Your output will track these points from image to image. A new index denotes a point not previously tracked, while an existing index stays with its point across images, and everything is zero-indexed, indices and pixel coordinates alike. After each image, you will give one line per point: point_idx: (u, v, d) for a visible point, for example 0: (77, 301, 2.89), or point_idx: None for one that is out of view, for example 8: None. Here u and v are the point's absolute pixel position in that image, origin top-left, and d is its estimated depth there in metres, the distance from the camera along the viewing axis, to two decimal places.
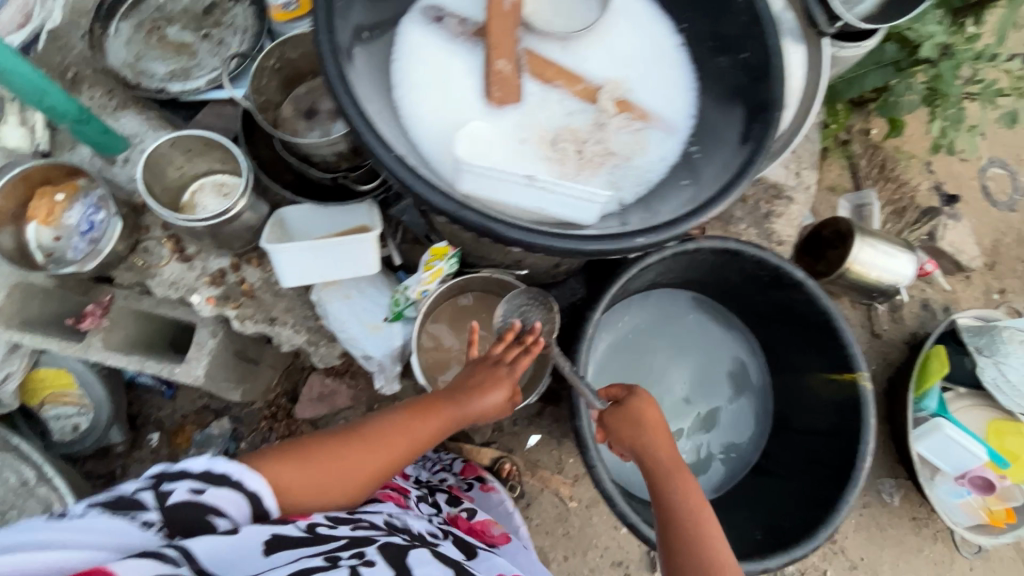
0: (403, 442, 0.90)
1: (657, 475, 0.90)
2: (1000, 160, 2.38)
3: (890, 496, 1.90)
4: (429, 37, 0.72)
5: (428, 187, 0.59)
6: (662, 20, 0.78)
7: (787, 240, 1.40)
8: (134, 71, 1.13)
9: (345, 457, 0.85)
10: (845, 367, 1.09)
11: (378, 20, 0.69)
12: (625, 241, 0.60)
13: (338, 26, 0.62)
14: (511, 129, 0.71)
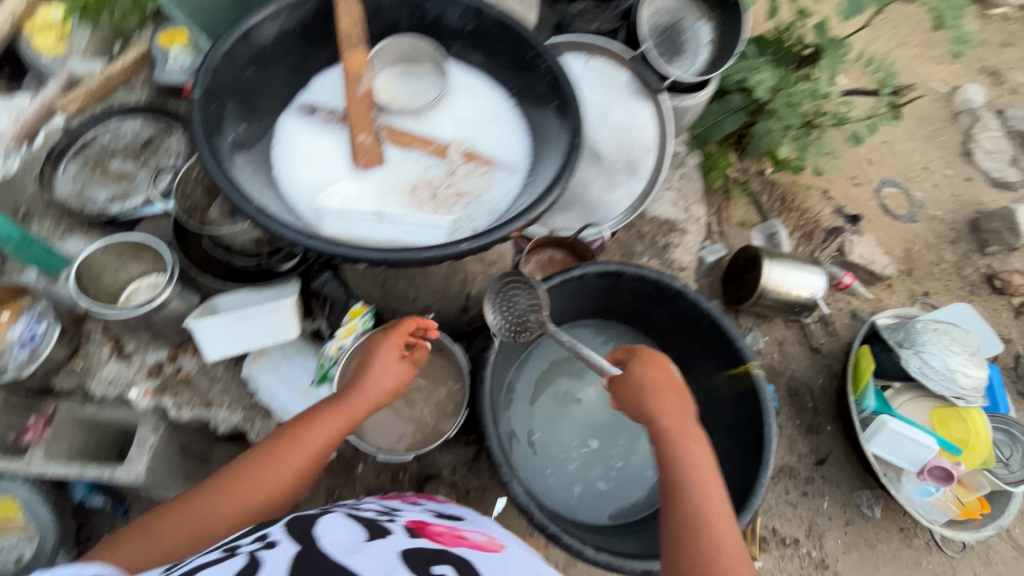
0: (285, 453, 0.90)
1: (691, 459, 0.85)
2: (889, 182, 2.68)
3: (870, 508, 1.89)
4: (304, 127, 0.89)
5: (291, 232, 0.72)
6: (499, 87, 0.95)
7: (687, 266, 1.56)
8: (79, 200, 1.30)
9: (231, 495, 0.86)
10: (738, 361, 1.13)
11: (254, 111, 0.86)
12: (450, 249, 0.73)
13: (214, 133, 0.77)
14: (375, 185, 0.85)
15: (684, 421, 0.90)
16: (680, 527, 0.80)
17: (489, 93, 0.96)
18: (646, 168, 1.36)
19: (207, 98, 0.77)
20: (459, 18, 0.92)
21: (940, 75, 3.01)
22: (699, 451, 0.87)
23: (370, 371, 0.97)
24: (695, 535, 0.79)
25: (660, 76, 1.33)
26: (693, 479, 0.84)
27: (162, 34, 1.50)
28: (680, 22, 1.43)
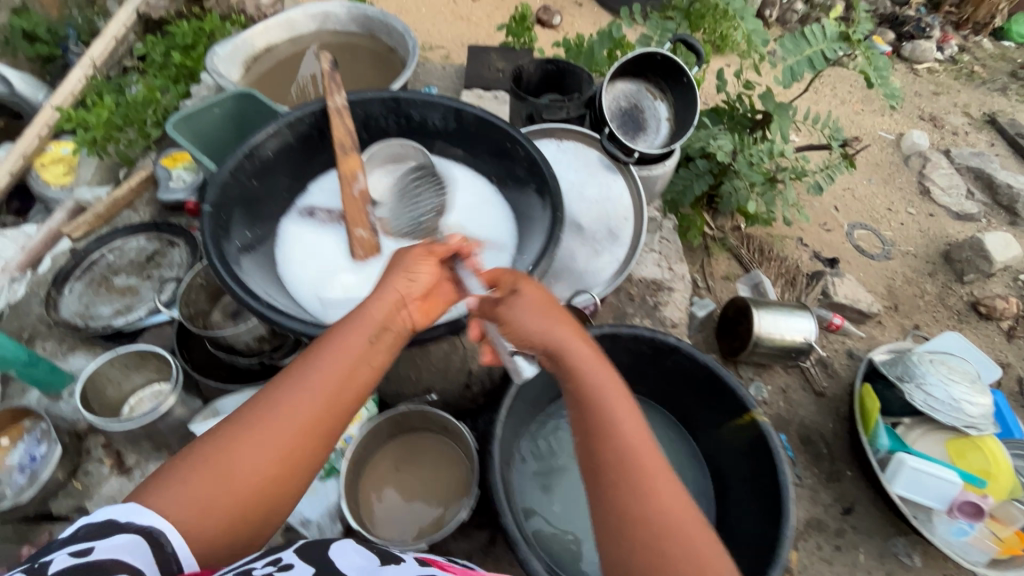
0: (295, 385, 0.72)
1: (602, 390, 0.75)
2: (858, 225, 2.83)
3: (908, 557, 1.80)
4: (304, 227, 0.97)
5: (297, 324, 0.77)
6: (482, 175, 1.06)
7: (679, 321, 1.59)
8: (83, 317, 1.33)
9: (236, 449, 0.68)
10: (741, 410, 1.13)
11: (256, 219, 0.93)
12: None
13: (224, 244, 0.83)
14: (373, 273, 0.93)
15: (575, 353, 0.78)
16: (614, 466, 0.70)
17: (475, 181, 1.05)
18: (627, 235, 1.42)
19: (216, 212, 0.84)
20: (441, 121, 1.04)
21: (886, 124, 3.30)
22: (594, 376, 0.76)
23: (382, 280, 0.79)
24: (636, 472, 0.69)
25: (626, 151, 1.45)
26: (615, 411, 0.73)
27: (165, 158, 1.64)
28: (639, 102, 1.58)
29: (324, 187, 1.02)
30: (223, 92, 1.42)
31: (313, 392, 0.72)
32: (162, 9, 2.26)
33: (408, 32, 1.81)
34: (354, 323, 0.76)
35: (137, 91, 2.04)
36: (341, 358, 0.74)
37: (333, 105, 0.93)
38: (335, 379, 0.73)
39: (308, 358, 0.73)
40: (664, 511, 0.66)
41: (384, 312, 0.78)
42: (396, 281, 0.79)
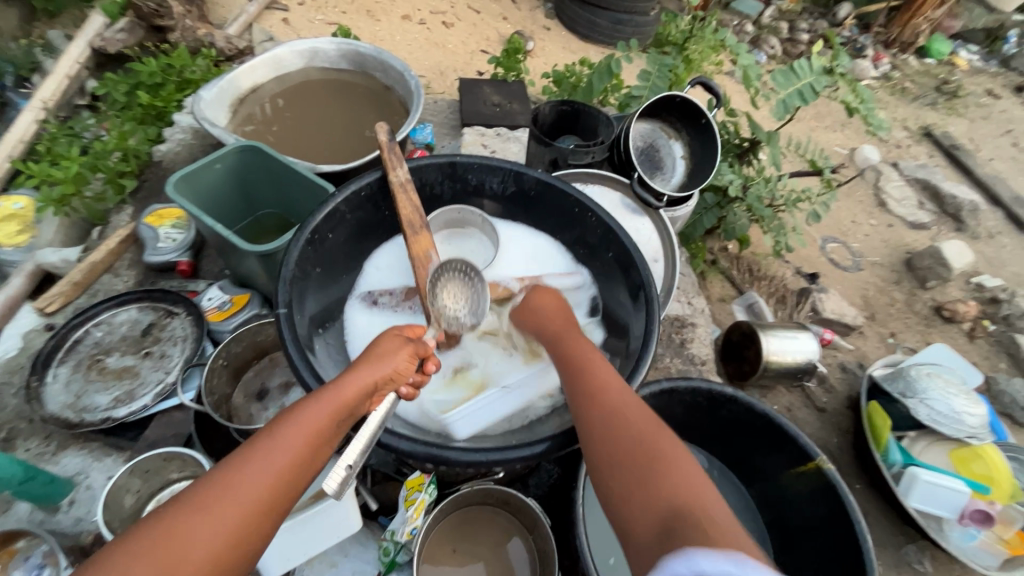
0: (268, 455, 0.66)
1: (607, 389, 0.75)
2: (829, 238, 2.72)
3: (921, 563, 1.79)
4: (375, 316, 0.96)
5: (426, 449, 0.74)
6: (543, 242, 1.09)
7: (707, 358, 1.55)
8: (76, 410, 1.16)
9: (196, 520, 0.60)
10: (805, 458, 1.14)
11: (327, 315, 0.93)
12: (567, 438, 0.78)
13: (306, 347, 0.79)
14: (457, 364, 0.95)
15: (584, 362, 0.80)
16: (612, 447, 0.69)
17: (537, 246, 1.09)
18: (660, 276, 1.39)
19: (291, 313, 0.79)
20: (498, 184, 1.05)
21: (839, 140, 3.14)
22: (606, 382, 0.76)
23: (365, 356, 0.75)
24: (648, 462, 0.66)
25: (655, 195, 1.38)
26: (629, 411, 0.72)
27: (149, 214, 1.46)
28: (654, 141, 1.58)
29: (384, 271, 1.02)
30: (225, 146, 1.26)
31: (281, 470, 0.65)
32: (120, 42, 2.04)
33: (409, 71, 1.72)
34: (329, 398, 0.70)
35: (99, 135, 1.83)
36: (313, 434, 0.68)
37: (396, 180, 0.94)
38: (304, 453, 0.67)
39: (283, 429, 0.67)
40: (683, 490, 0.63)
41: (360, 391, 0.72)
42: (383, 362, 0.75)
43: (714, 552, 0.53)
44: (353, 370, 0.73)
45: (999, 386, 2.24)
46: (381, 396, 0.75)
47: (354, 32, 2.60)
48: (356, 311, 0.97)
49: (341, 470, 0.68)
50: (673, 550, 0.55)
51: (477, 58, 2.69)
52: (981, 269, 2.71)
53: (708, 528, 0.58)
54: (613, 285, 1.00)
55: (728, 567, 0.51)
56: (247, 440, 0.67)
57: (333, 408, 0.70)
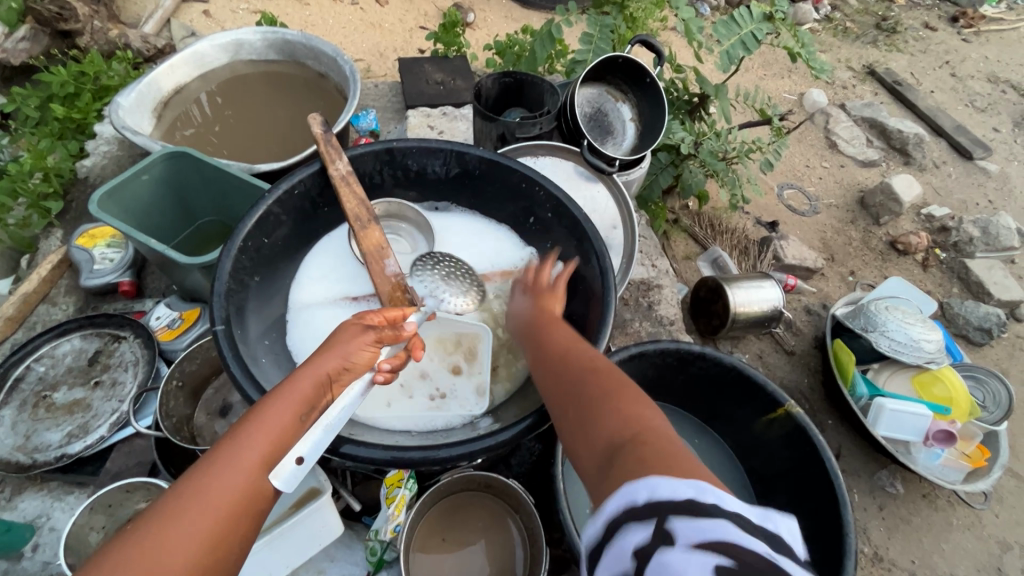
0: (237, 452, 0.62)
1: (562, 350, 0.77)
2: (785, 184, 2.75)
3: (892, 485, 1.88)
4: (327, 315, 0.93)
5: (382, 453, 0.73)
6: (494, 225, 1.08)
7: (676, 318, 1.56)
8: (26, 451, 1.09)
9: (165, 528, 0.56)
10: (774, 405, 1.17)
11: (270, 322, 0.89)
12: (518, 428, 0.77)
13: (251, 360, 0.77)
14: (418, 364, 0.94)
15: (545, 325, 0.83)
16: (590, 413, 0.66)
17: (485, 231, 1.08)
18: (621, 242, 1.37)
19: (230, 328, 0.76)
20: (441, 167, 1.02)
21: (786, 86, 3.16)
22: (559, 339, 0.79)
23: (320, 347, 0.72)
24: (595, 410, 0.66)
25: (607, 160, 1.35)
26: (583, 361, 0.74)
27: (80, 236, 1.36)
28: (602, 106, 1.55)
29: (327, 276, 0.98)
30: (149, 154, 1.18)
31: (253, 467, 0.62)
32: (23, 53, 1.89)
33: (341, 55, 1.63)
34: (288, 392, 0.67)
35: (14, 156, 1.69)
36: (278, 430, 0.65)
37: (338, 173, 0.91)
38: (270, 455, 0.63)
39: (247, 427, 0.64)
40: (641, 425, 0.62)
41: (321, 382, 0.69)
42: (339, 348, 0.71)
43: (672, 477, 0.53)
44: (312, 362, 0.70)
45: (953, 310, 2.35)
46: (346, 381, 0.71)
47: (282, 19, 2.46)
48: (305, 312, 0.93)
49: (291, 465, 0.63)
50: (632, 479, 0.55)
51: (417, 35, 2.58)
52: (931, 199, 2.80)
53: (665, 456, 0.56)
54: (568, 259, 0.98)
55: (683, 490, 0.51)
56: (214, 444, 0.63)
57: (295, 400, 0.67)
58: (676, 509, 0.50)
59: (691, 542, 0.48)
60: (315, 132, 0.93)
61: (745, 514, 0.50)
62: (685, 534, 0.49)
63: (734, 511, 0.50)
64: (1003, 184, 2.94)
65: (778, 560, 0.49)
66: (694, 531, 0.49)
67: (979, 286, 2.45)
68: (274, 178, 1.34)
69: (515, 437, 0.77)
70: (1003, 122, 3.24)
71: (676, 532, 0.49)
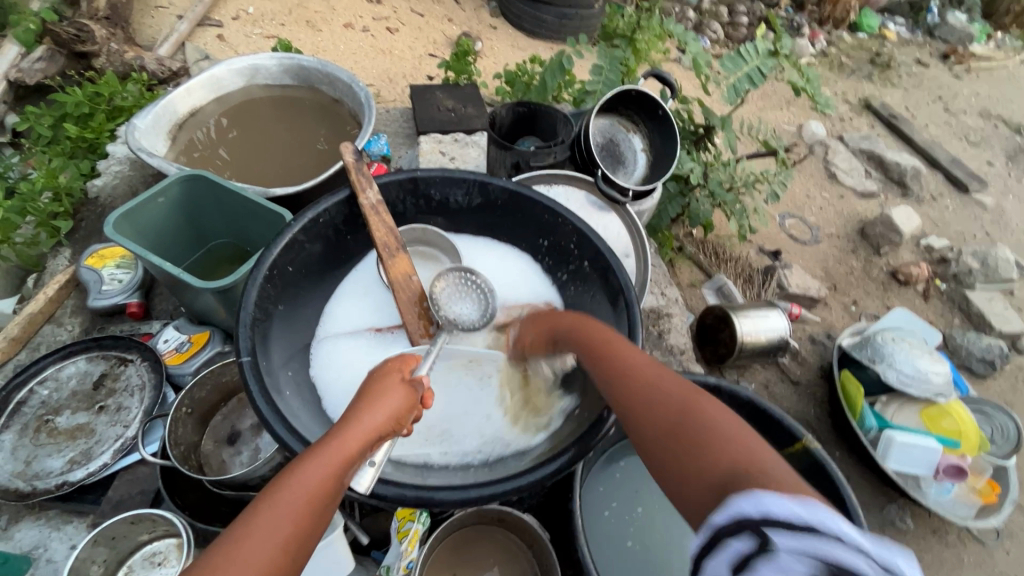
0: (274, 520, 0.55)
1: (659, 416, 0.64)
2: (787, 214, 2.77)
3: (902, 520, 1.86)
4: (353, 346, 0.93)
5: (412, 492, 0.71)
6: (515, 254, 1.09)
7: (686, 347, 1.55)
8: (25, 478, 1.05)
9: None
10: (791, 439, 1.15)
11: (295, 351, 0.88)
12: (547, 469, 0.76)
13: (275, 393, 0.75)
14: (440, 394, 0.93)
15: (617, 353, 0.75)
16: (678, 424, 0.62)
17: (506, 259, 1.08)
18: (633, 271, 1.36)
19: (255, 359, 0.75)
20: (463, 197, 1.03)
21: (786, 118, 3.22)
22: (638, 367, 0.71)
23: (364, 397, 0.66)
24: (683, 425, 0.62)
25: (620, 191, 1.38)
26: (666, 387, 0.67)
27: (90, 256, 1.35)
28: (613, 136, 1.57)
29: (352, 305, 0.98)
30: (167, 177, 1.18)
31: (289, 537, 0.55)
32: (39, 73, 1.91)
33: (356, 82, 1.66)
34: (329, 448, 0.61)
35: (24, 174, 1.69)
36: (317, 492, 0.58)
37: (368, 203, 0.91)
38: (306, 520, 0.56)
39: (284, 489, 0.57)
40: (738, 445, 0.57)
41: (367, 439, 0.63)
42: (382, 400, 0.66)
43: (776, 492, 0.49)
44: (355, 418, 0.64)
45: (956, 341, 2.35)
46: (386, 440, 0.67)
47: (294, 45, 2.50)
48: (332, 342, 0.93)
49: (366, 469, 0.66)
50: (733, 492, 0.52)
51: (425, 62, 2.63)
52: (929, 230, 2.83)
53: (778, 476, 0.52)
54: (591, 290, 0.98)
55: (791, 507, 0.47)
56: (249, 502, 0.56)
57: (337, 457, 0.61)
58: (782, 525, 0.47)
59: (795, 560, 0.45)
60: (348, 160, 0.93)
61: (869, 532, 0.45)
62: (790, 546, 0.46)
63: (848, 530, 0.45)
64: (998, 217, 2.99)
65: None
66: (795, 543, 0.46)
67: (980, 317, 2.46)
68: (287, 202, 1.34)
69: (548, 477, 0.75)
70: (996, 156, 3.31)
71: (779, 545, 0.46)
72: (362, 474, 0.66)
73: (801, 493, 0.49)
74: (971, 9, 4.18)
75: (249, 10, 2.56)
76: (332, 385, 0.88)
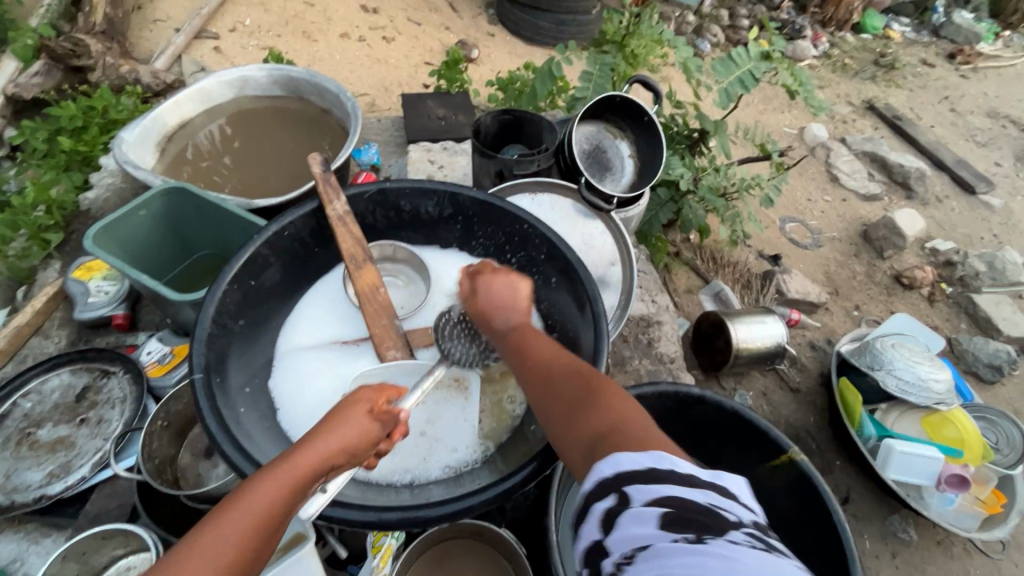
0: (217, 543, 0.55)
1: (555, 399, 0.70)
2: (787, 218, 2.74)
3: (905, 531, 1.81)
4: (319, 359, 0.92)
5: (362, 513, 0.70)
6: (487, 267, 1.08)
7: (676, 355, 1.53)
8: (5, 491, 1.06)
9: None
10: (778, 451, 1.13)
11: (256, 367, 0.88)
12: (502, 490, 0.74)
13: (228, 412, 0.75)
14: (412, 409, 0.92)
15: (516, 337, 0.79)
16: (570, 403, 0.68)
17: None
18: (618, 279, 1.35)
19: (208, 376, 0.75)
20: (434, 208, 1.02)
21: (786, 121, 3.19)
22: (544, 353, 0.76)
23: (324, 420, 0.66)
24: (576, 404, 0.68)
25: (604, 197, 1.35)
26: (563, 368, 0.73)
27: (77, 268, 1.36)
28: (600, 142, 1.55)
29: (316, 319, 0.96)
30: (147, 191, 1.19)
31: (233, 560, 0.55)
32: (35, 87, 1.94)
33: (344, 93, 1.66)
34: (279, 474, 0.60)
35: (19, 187, 1.72)
36: (266, 517, 0.58)
37: (335, 214, 0.90)
38: (251, 544, 0.56)
39: (228, 513, 0.57)
40: (618, 415, 0.64)
41: (322, 464, 0.63)
42: (342, 423, 0.65)
43: (633, 452, 0.57)
44: (312, 441, 0.63)
45: (962, 347, 2.30)
46: (342, 467, 0.66)
47: (290, 56, 2.52)
48: (297, 355, 0.92)
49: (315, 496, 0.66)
50: (601, 458, 0.59)
51: (421, 71, 2.64)
52: (934, 233, 2.78)
53: (639, 437, 0.59)
54: (561, 302, 0.97)
55: (645, 463, 0.55)
56: (196, 523, 0.56)
57: (289, 481, 0.60)
58: (636, 478, 0.54)
59: (640, 506, 0.53)
60: (314, 172, 0.91)
61: (695, 475, 0.54)
62: (640, 496, 0.53)
63: (686, 473, 0.55)
64: (1007, 218, 2.93)
65: (720, 505, 0.53)
66: (643, 491, 0.53)
67: (987, 321, 2.40)
68: (270, 213, 1.34)
69: (504, 497, 0.74)
70: (1005, 157, 3.24)
71: (632, 496, 0.54)
72: (312, 501, 0.67)
73: (653, 449, 0.57)
74: (978, 8, 4.12)
75: (246, 22, 2.59)
76: (296, 399, 0.87)
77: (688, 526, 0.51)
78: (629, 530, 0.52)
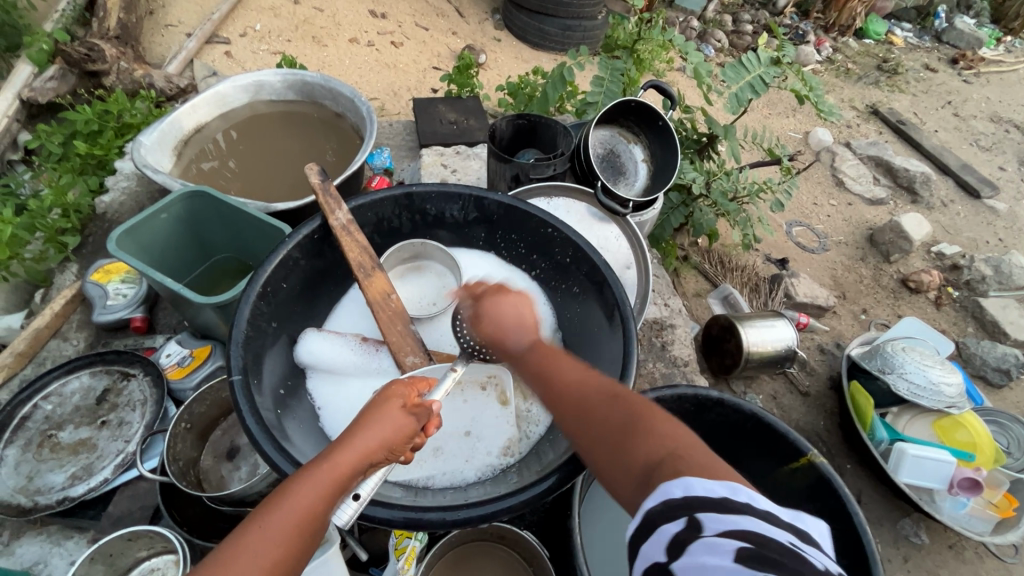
0: (261, 542, 0.55)
1: (601, 420, 0.69)
2: (794, 222, 2.75)
3: (916, 534, 1.81)
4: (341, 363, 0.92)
5: (400, 514, 0.71)
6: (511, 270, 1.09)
7: (690, 359, 1.53)
8: (28, 493, 1.06)
9: None
10: (796, 454, 1.13)
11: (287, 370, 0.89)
12: (537, 490, 0.75)
13: (266, 412, 0.75)
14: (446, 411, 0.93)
15: (548, 361, 0.78)
16: (618, 428, 0.67)
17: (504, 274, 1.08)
18: (634, 282, 1.35)
19: (246, 377, 0.76)
20: (459, 211, 1.03)
21: (791, 125, 3.21)
22: (574, 376, 0.75)
23: (361, 416, 0.66)
24: (624, 430, 0.66)
25: (621, 202, 1.37)
26: (603, 391, 0.72)
27: (95, 271, 1.37)
28: (614, 147, 1.57)
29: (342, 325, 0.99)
30: (170, 194, 1.20)
31: (278, 558, 0.55)
32: (50, 91, 1.95)
33: (359, 97, 1.66)
34: (324, 472, 0.61)
35: (35, 190, 1.73)
36: (308, 515, 0.58)
37: (338, 223, 0.91)
38: (295, 542, 0.57)
39: (275, 510, 0.57)
40: (672, 440, 0.63)
41: (362, 461, 0.63)
42: (379, 422, 0.65)
43: (705, 479, 0.56)
44: (351, 438, 0.64)
45: (970, 350, 2.30)
46: (379, 466, 0.65)
47: (299, 60, 2.53)
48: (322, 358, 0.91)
49: (348, 502, 0.64)
50: (668, 481, 0.57)
51: (429, 75, 2.65)
52: (940, 237, 2.79)
53: (704, 465, 0.58)
54: (586, 304, 0.98)
55: (717, 491, 0.54)
56: (242, 520, 0.57)
57: (330, 483, 0.60)
58: (709, 507, 0.53)
59: (718, 538, 0.51)
60: (313, 182, 0.94)
61: (773, 509, 0.53)
62: (715, 525, 0.52)
63: (763, 507, 0.54)
64: (1012, 222, 2.94)
65: (802, 547, 0.51)
66: (720, 522, 0.52)
67: (995, 325, 2.41)
68: (288, 216, 1.35)
69: (541, 496, 0.74)
70: (1008, 161, 3.26)
71: (706, 525, 0.52)
72: (342, 508, 0.64)
73: (725, 479, 0.56)
74: (979, 14, 4.15)
75: (256, 27, 2.61)
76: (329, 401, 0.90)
77: (768, 562, 0.49)
78: (702, 559, 0.51)
